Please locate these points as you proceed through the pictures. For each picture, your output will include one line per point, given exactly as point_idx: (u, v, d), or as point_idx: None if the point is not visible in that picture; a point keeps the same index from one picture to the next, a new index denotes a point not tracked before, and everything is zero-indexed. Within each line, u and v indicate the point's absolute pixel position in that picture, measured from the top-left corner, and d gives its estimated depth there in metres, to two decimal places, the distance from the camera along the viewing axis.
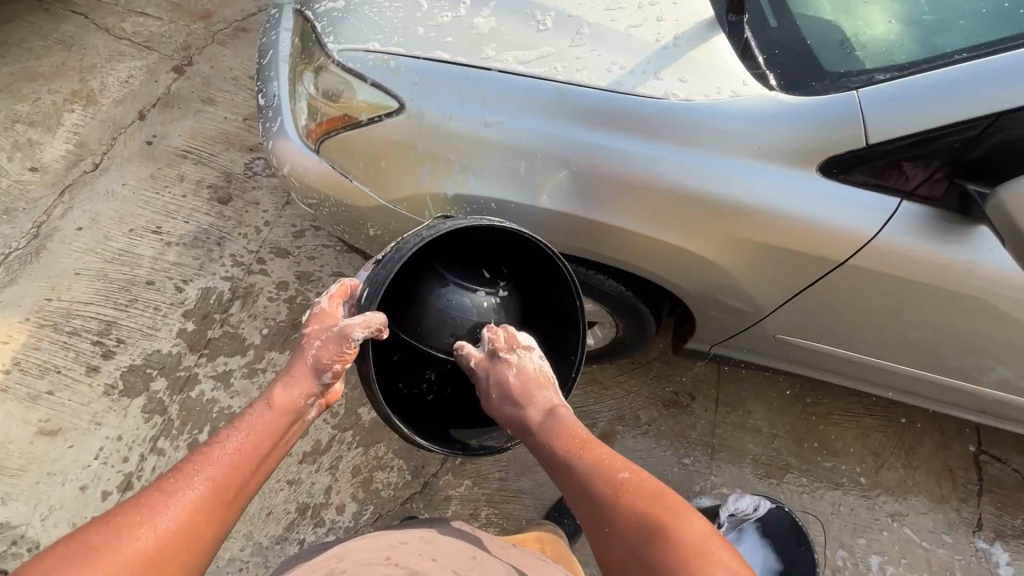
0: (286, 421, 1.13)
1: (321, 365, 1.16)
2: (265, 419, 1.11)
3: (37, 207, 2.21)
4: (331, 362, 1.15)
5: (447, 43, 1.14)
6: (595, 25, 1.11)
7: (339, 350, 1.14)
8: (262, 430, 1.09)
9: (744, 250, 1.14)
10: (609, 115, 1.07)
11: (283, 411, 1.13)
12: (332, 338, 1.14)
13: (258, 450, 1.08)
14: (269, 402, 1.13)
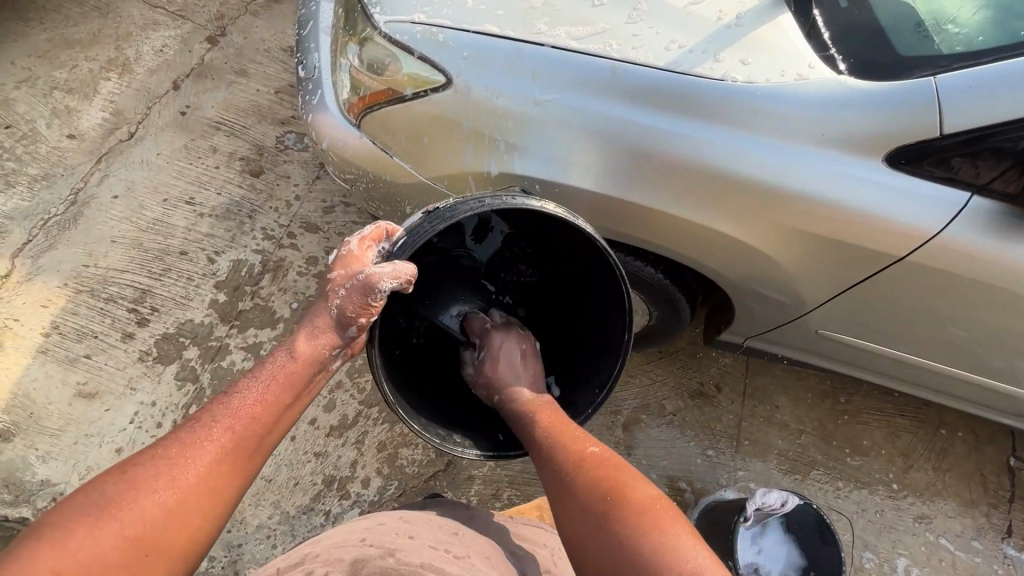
0: (311, 372, 1.07)
1: (347, 317, 1.07)
2: (286, 369, 1.04)
3: (74, 174, 2.23)
4: (355, 315, 1.06)
5: (497, 16, 1.10)
6: (654, 1, 1.06)
7: (363, 302, 1.05)
8: (285, 380, 1.03)
9: (795, 242, 1.10)
10: (663, 95, 1.03)
11: (306, 362, 1.06)
12: (360, 289, 1.04)
13: (280, 401, 1.02)
14: (292, 352, 1.07)
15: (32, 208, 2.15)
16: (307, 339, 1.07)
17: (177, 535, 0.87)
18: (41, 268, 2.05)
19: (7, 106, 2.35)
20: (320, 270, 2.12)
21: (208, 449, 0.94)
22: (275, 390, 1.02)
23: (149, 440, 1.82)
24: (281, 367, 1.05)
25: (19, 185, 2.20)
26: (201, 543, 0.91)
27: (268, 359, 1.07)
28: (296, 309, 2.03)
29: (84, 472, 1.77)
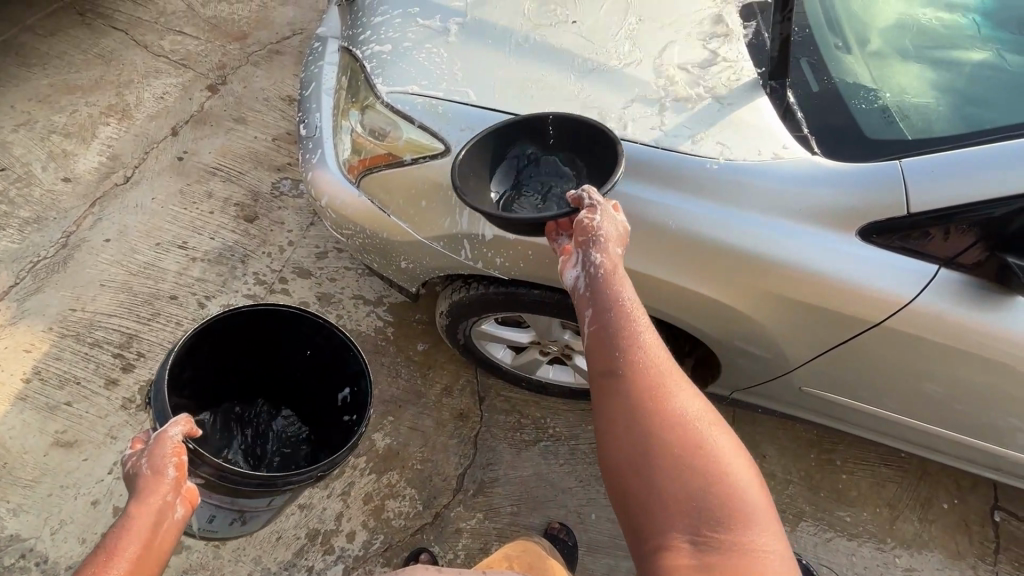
0: (152, 528, 0.91)
1: (160, 469, 0.97)
2: (126, 536, 0.88)
3: (67, 217, 2.23)
4: (161, 467, 0.98)
5: (494, 91, 1.17)
6: (640, 82, 1.14)
7: (159, 454, 0.99)
8: (131, 543, 0.88)
9: (778, 307, 1.15)
10: (650, 167, 1.09)
11: (147, 516, 0.92)
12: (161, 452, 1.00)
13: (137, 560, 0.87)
14: (127, 513, 0.91)
15: (21, 250, 2.14)
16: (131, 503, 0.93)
17: None
18: (26, 311, 2.02)
19: (2, 148, 2.36)
20: None
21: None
22: (118, 558, 0.85)
23: (127, 492, 1.77)
24: (122, 531, 0.89)
25: (9, 227, 2.19)
26: None
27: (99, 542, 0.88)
28: None
29: (56, 526, 1.71)
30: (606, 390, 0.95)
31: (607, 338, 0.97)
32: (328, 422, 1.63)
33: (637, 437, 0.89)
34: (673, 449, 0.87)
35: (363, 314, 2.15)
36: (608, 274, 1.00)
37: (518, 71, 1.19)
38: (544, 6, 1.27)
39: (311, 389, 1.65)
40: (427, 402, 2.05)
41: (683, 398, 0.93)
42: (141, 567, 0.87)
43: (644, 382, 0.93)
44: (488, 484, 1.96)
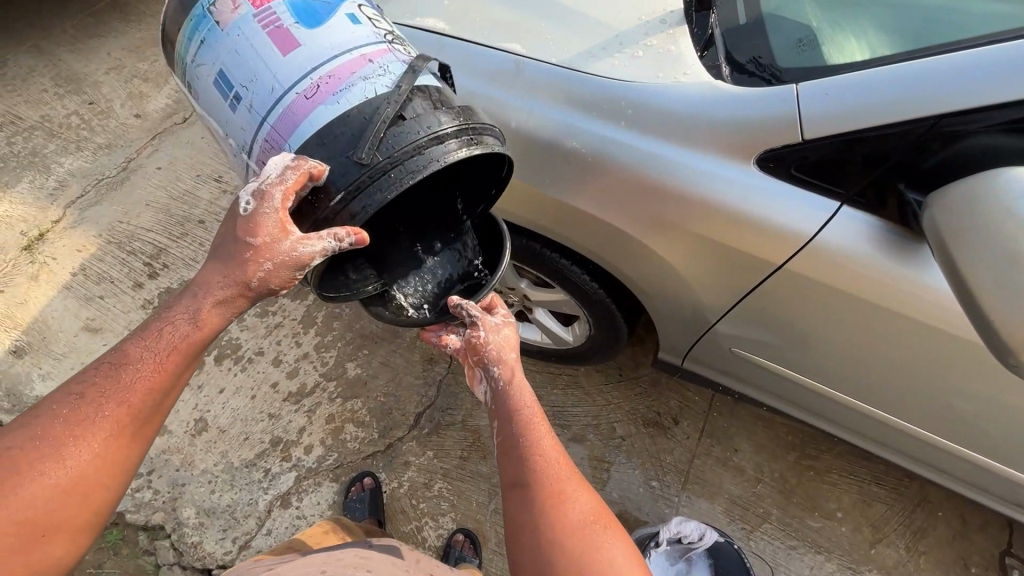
0: (210, 342, 1.01)
1: (259, 283, 0.99)
2: (177, 343, 0.97)
3: (131, 146, 2.59)
4: (278, 283, 1.00)
5: (432, 15, 1.26)
6: (563, 7, 1.18)
7: (291, 276, 0.99)
8: (182, 351, 0.97)
9: (680, 240, 1.16)
10: (563, 89, 1.13)
11: (208, 330, 0.99)
12: (287, 264, 0.97)
13: (172, 374, 0.96)
14: (175, 326, 0.98)
15: (91, 169, 2.51)
16: (204, 303, 0.99)
17: (77, 510, 0.89)
18: (85, 219, 2.37)
19: (94, 86, 2.77)
20: None
21: (100, 429, 0.91)
22: (153, 375, 0.95)
23: None
24: (164, 343, 0.96)
25: (86, 149, 2.56)
26: (106, 510, 0.93)
27: (161, 324, 0.98)
28: None
29: None
30: (511, 497, 1.03)
31: (508, 444, 1.06)
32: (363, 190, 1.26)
33: (538, 536, 0.96)
34: (567, 551, 0.94)
35: None
36: (507, 385, 1.13)
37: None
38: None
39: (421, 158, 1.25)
40: (402, 342, 2.16)
41: (579, 499, 1.00)
42: (172, 385, 0.98)
43: (543, 481, 1.00)
44: (444, 425, 2.03)
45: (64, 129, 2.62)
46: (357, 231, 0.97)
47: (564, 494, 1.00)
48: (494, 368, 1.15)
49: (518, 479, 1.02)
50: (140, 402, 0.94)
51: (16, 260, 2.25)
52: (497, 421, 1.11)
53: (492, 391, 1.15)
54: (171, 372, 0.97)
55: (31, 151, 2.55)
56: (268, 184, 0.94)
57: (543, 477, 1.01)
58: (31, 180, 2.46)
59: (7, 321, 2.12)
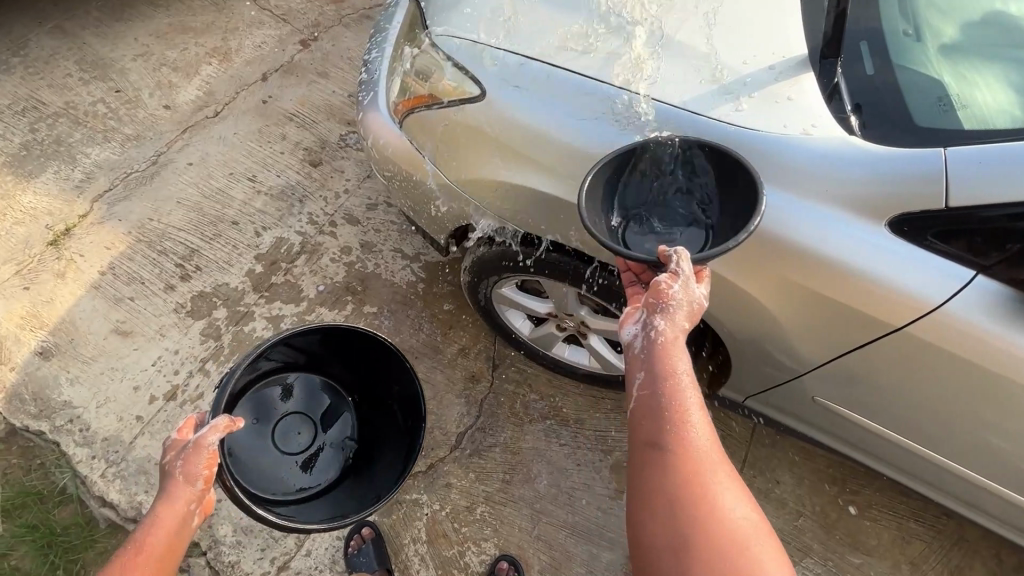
0: (183, 526, 0.97)
1: (192, 476, 1.00)
2: (156, 527, 0.95)
3: (161, 139, 2.49)
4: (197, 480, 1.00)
5: (533, 42, 1.21)
6: (681, 44, 1.14)
7: (197, 468, 1.00)
8: (166, 529, 0.95)
9: (790, 296, 1.12)
10: (683, 133, 1.10)
11: (176, 516, 0.96)
12: (197, 459, 1.01)
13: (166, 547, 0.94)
14: (158, 512, 0.96)
15: (119, 162, 2.41)
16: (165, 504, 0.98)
17: None
18: (113, 214, 2.28)
19: (121, 73, 2.66)
20: (351, 260, 2.30)
21: None
22: (145, 552, 0.92)
23: (164, 384, 1.97)
24: (153, 525, 0.95)
25: (113, 140, 2.46)
26: None
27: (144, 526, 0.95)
28: (321, 292, 2.21)
29: (102, 401, 1.93)
30: (646, 458, 0.91)
31: (652, 408, 0.93)
32: (352, 379, 1.77)
33: (666, 507, 0.85)
34: (700, 538, 0.82)
35: (398, 267, 2.29)
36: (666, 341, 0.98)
37: (561, 23, 1.21)
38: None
39: (379, 355, 1.60)
40: (442, 359, 2.13)
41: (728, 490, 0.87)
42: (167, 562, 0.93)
43: (691, 458, 0.88)
44: (486, 447, 1.99)
45: (89, 116, 2.52)
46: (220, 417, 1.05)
47: (710, 480, 0.87)
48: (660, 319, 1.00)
49: (659, 443, 0.90)
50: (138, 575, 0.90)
51: (41, 256, 2.15)
52: (645, 372, 0.97)
53: (646, 336, 1.00)
54: (165, 541, 0.94)
55: (56, 139, 2.44)
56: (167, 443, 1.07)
57: (682, 451, 0.88)
58: (56, 171, 2.35)
59: (32, 321, 2.03)
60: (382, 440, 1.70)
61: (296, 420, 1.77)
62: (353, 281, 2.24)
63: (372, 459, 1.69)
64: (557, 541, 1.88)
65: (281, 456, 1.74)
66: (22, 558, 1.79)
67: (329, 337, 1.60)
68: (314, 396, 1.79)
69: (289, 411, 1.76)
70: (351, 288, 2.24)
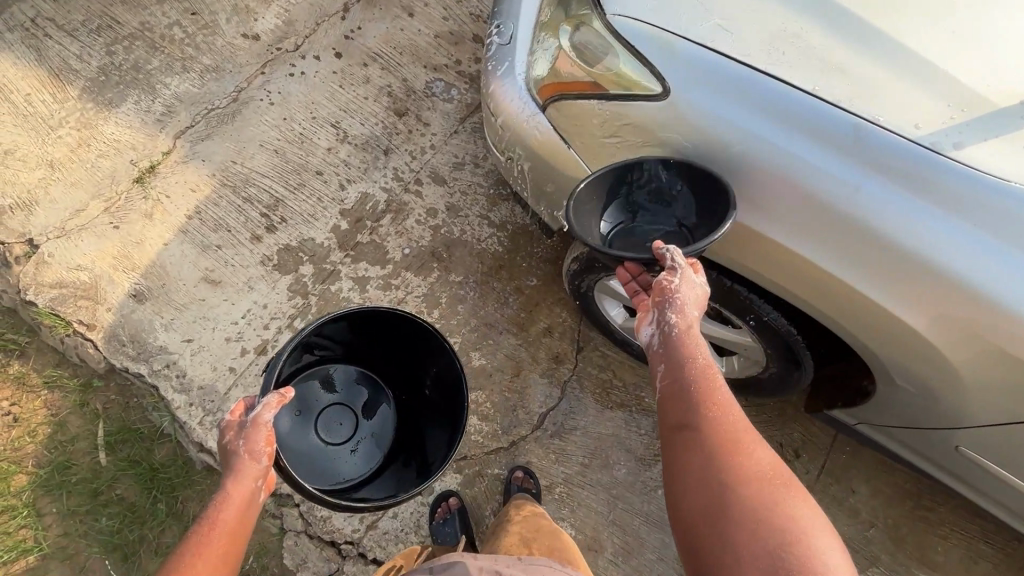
0: (253, 497, 1.12)
1: (256, 454, 1.14)
2: (227, 505, 1.07)
3: (241, 72, 2.35)
4: (261, 455, 1.15)
5: (741, 38, 1.13)
6: (914, 65, 1.08)
7: (262, 444, 1.15)
8: (240, 498, 1.09)
9: (977, 352, 1.09)
10: (907, 171, 1.05)
11: (244, 491, 1.10)
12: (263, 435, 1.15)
13: (239, 520, 1.07)
14: (228, 490, 1.09)
15: (199, 96, 2.29)
16: (237, 480, 1.11)
17: None
18: (197, 153, 2.20)
19: None
20: (437, 223, 2.21)
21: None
22: (219, 527, 1.04)
23: (255, 338, 1.99)
24: (225, 502, 1.08)
25: (192, 70, 2.33)
26: None
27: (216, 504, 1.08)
28: (407, 255, 2.15)
29: (196, 350, 1.96)
30: (679, 438, 1.08)
31: (679, 392, 1.11)
32: (394, 368, 1.82)
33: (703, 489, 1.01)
34: (740, 497, 0.97)
35: (485, 236, 2.20)
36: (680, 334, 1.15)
37: (778, 21, 1.13)
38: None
39: (419, 337, 1.64)
40: (527, 337, 2.09)
41: (754, 451, 1.04)
42: (240, 529, 1.07)
43: (719, 432, 1.05)
44: (567, 430, 1.99)
45: (166, 42, 2.37)
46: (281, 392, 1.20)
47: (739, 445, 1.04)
48: (671, 317, 1.16)
49: (684, 414, 1.08)
50: (223, 541, 1.03)
51: (127, 193, 2.11)
52: (665, 363, 1.15)
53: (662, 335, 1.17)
54: (239, 512, 1.08)
55: (133, 65, 2.31)
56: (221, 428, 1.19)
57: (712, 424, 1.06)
58: (136, 101, 2.25)
59: (124, 261, 2.02)
60: (426, 424, 1.76)
61: (338, 410, 1.83)
62: (439, 246, 2.17)
63: (419, 440, 1.76)
64: (630, 527, 1.93)
65: (327, 447, 1.80)
66: (127, 489, 1.89)
67: (368, 323, 1.62)
68: (355, 386, 1.86)
69: (330, 401, 1.82)
70: (437, 253, 2.18)
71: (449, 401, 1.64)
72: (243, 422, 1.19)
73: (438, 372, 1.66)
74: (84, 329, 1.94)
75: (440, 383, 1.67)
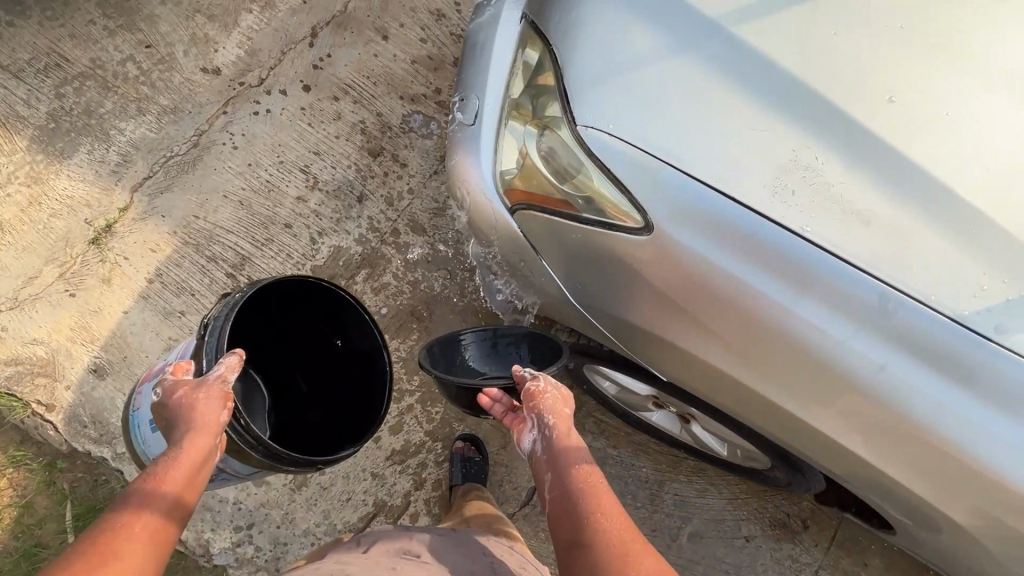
0: (207, 454, 1.19)
1: (213, 411, 1.24)
2: (179, 463, 1.15)
3: (201, 113, 2.17)
4: (218, 411, 1.24)
5: (738, 178, 1.13)
6: (917, 222, 1.13)
7: (220, 401, 1.25)
8: (194, 453, 1.17)
9: (940, 491, 1.21)
10: (934, 348, 1.11)
11: (197, 450, 1.18)
12: (221, 394, 1.26)
13: (191, 477, 1.15)
14: (183, 446, 1.18)
15: (157, 142, 2.12)
16: (193, 433, 1.19)
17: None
18: (156, 208, 2.04)
19: (150, 21, 2.26)
20: (416, 278, 2.06)
21: (145, 521, 1.05)
22: (166, 485, 1.11)
23: None
24: (177, 459, 1.15)
25: (148, 113, 2.15)
26: None
27: (168, 460, 1.15)
28: (383, 316, 2.00)
29: None
30: (571, 548, 1.16)
31: (566, 499, 1.21)
32: (300, 336, 1.70)
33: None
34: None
35: (468, 292, 2.04)
36: (558, 436, 1.29)
37: (780, 162, 1.14)
38: (799, 52, 1.18)
39: (331, 307, 1.58)
40: None
41: (638, 548, 1.13)
42: (189, 484, 1.15)
43: (606, 532, 1.14)
44: None
45: (120, 80, 2.18)
46: (238, 353, 1.33)
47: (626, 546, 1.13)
48: (548, 420, 1.31)
49: (572, 518, 1.18)
50: (171, 494, 1.11)
51: (82, 256, 1.96)
52: (551, 471, 1.27)
53: (544, 438, 1.31)
54: (190, 468, 1.16)
55: (85, 109, 2.13)
56: (166, 394, 1.30)
57: (597, 526, 1.15)
58: (89, 150, 2.09)
59: (82, 333, 1.90)
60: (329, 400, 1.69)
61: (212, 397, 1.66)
62: (418, 305, 2.03)
63: (326, 417, 1.69)
64: None
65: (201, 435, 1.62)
66: None
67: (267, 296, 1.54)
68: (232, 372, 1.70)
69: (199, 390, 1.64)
70: (417, 312, 2.03)
71: (362, 372, 1.60)
72: (198, 382, 1.28)
73: (346, 343, 1.62)
74: (43, 409, 1.83)
75: (351, 353, 1.62)
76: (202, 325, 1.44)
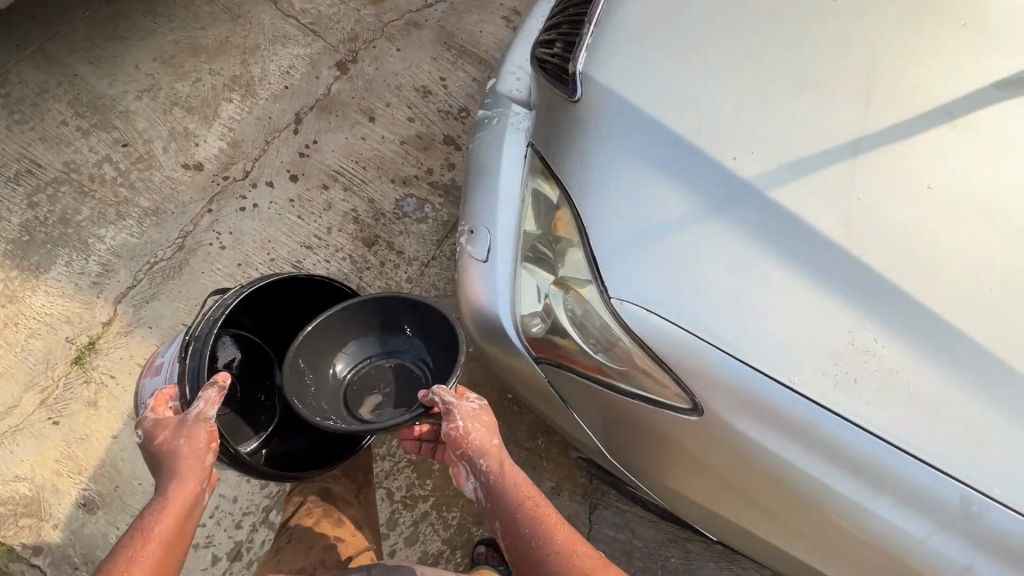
0: (193, 496, 1.20)
1: (198, 453, 1.23)
2: (165, 514, 1.15)
3: (184, 212, 2.08)
4: (204, 448, 1.24)
5: (774, 349, 1.09)
6: (974, 399, 1.06)
7: (204, 438, 1.24)
8: (180, 502, 1.17)
9: None
10: (1005, 545, 1.05)
11: (183, 500, 1.18)
12: (205, 430, 1.24)
13: (179, 527, 1.16)
14: (167, 496, 1.17)
15: (140, 247, 2.02)
16: (180, 479, 1.20)
17: None
18: (142, 320, 1.93)
19: (126, 119, 2.19)
20: None
21: None
22: (153, 540, 1.12)
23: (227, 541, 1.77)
24: (160, 512, 1.15)
25: (129, 216, 2.06)
26: None
27: (152, 510, 1.16)
28: None
29: None
30: None
31: (521, 546, 1.25)
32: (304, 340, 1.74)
33: None
34: None
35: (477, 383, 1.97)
36: (493, 476, 1.31)
37: (819, 331, 1.09)
38: (839, 212, 1.13)
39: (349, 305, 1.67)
40: None
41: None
42: (178, 533, 1.16)
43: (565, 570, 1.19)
44: None
45: (97, 184, 2.09)
46: (218, 380, 1.27)
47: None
48: (479, 461, 1.31)
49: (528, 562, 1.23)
50: (159, 546, 1.12)
51: (64, 379, 1.84)
52: (500, 516, 1.29)
53: (483, 484, 1.33)
54: (176, 519, 1.16)
55: (61, 217, 2.03)
56: (148, 430, 1.28)
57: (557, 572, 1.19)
58: (67, 262, 1.98)
59: (69, 464, 1.77)
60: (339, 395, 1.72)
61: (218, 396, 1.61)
62: None
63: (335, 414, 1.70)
64: None
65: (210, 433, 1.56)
66: None
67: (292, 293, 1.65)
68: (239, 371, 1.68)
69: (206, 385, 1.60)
70: None
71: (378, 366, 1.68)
72: (177, 425, 1.25)
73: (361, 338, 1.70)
74: (29, 554, 1.70)
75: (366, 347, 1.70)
76: (190, 338, 1.45)
